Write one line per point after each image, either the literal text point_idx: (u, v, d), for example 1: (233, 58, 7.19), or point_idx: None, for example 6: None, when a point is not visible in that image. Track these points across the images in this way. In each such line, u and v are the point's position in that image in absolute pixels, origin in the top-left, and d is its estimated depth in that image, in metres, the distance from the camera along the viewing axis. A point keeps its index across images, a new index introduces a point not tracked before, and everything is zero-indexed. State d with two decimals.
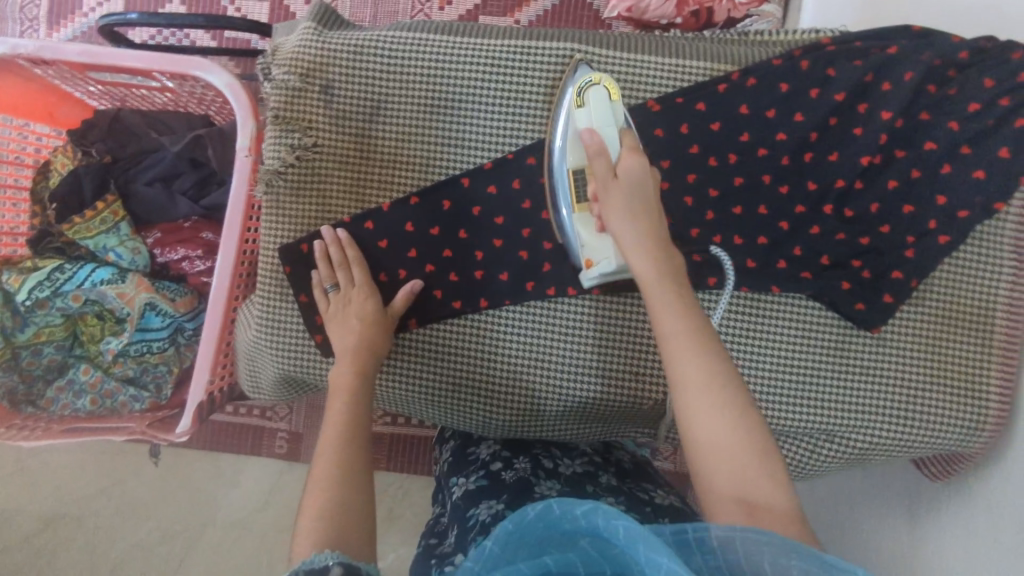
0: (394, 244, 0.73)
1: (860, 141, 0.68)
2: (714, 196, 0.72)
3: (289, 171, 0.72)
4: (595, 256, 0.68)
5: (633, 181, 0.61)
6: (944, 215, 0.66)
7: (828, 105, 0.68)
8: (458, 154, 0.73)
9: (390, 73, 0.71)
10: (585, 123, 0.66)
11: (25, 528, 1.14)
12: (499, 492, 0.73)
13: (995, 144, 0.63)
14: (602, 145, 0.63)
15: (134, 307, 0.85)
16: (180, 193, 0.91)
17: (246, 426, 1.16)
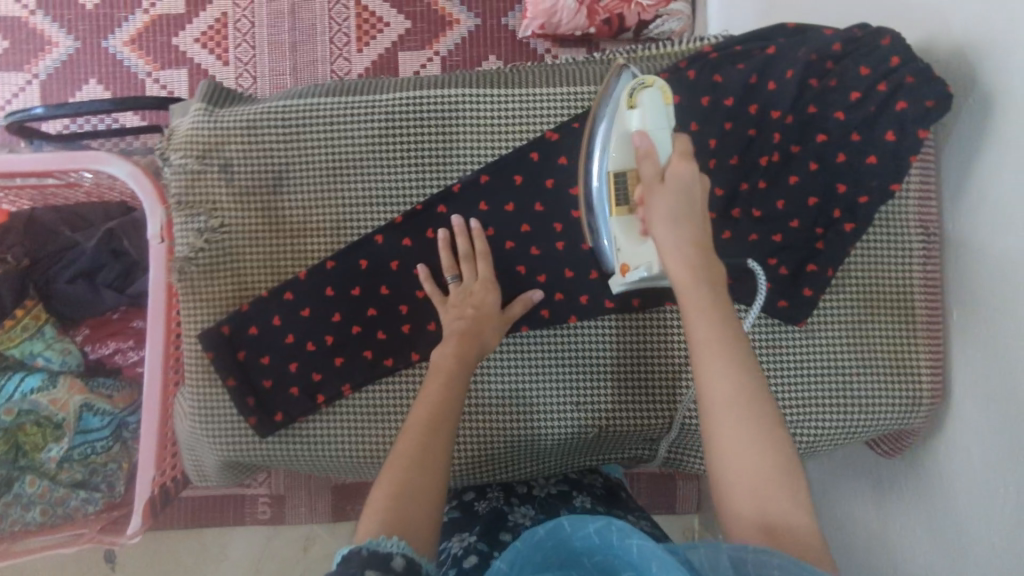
0: (316, 311, 0.71)
1: (756, 142, 0.70)
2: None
3: (201, 255, 0.71)
4: (631, 261, 0.65)
5: (681, 189, 0.58)
6: (847, 205, 0.69)
7: (721, 112, 0.70)
8: (367, 212, 0.72)
9: (287, 142, 0.71)
10: (636, 125, 0.61)
11: None
12: (472, 524, 0.72)
13: (881, 130, 0.66)
14: (652, 148, 0.59)
15: (69, 411, 0.82)
16: (103, 286, 0.89)
17: (224, 497, 1.15)
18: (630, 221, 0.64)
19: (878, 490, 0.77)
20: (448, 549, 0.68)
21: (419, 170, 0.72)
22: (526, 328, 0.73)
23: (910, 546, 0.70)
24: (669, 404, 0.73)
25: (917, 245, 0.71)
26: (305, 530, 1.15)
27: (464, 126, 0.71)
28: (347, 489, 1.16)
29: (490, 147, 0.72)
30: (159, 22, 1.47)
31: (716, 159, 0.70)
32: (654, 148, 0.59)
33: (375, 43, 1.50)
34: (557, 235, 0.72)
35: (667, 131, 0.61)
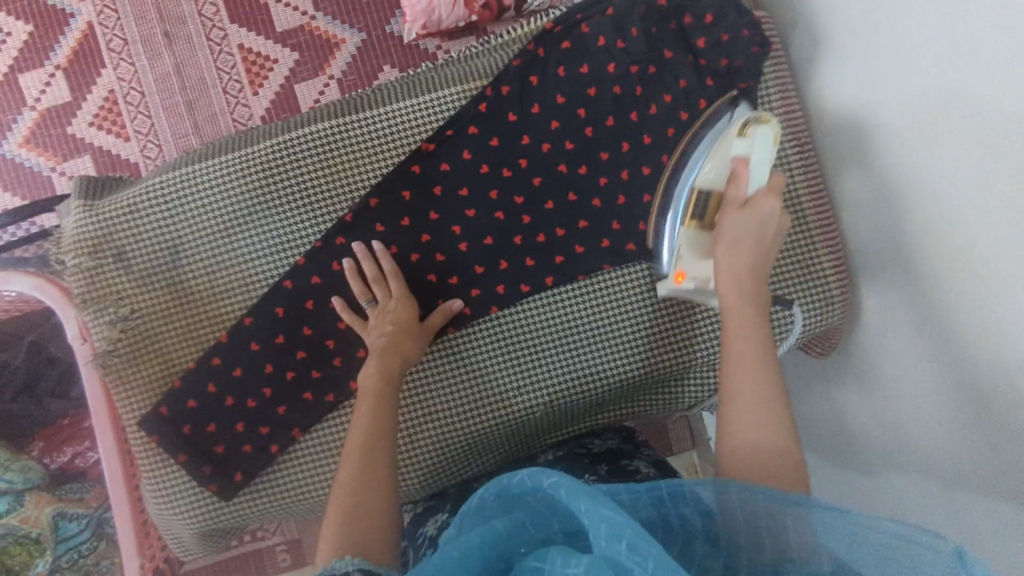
0: (247, 368, 0.72)
1: (625, 100, 0.73)
2: (522, 200, 0.74)
3: (119, 345, 0.71)
4: (686, 269, 0.68)
5: (763, 219, 0.62)
6: None
7: (582, 80, 0.73)
8: (269, 262, 0.73)
9: (172, 217, 0.72)
10: (740, 151, 0.65)
11: None
12: (446, 504, 0.75)
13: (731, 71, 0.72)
14: (738, 176, 0.64)
15: (43, 524, 0.82)
16: (47, 395, 0.89)
17: (242, 557, 1.16)
18: (700, 234, 0.67)
19: (821, 390, 0.81)
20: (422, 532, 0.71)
21: (309, 209, 0.73)
22: (453, 329, 0.74)
23: (862, 438, 0.73)
24: (604, 370, 0.75)
25: (794, 156, 0.74)
26: None
27: (339, 157, 0.73)
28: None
29: (372, 169, 0.73)
30: (48, 115, 1.45)
31: (593, 125, 0.73)
32: (744, 176, 0.64)
33: (268, 82, 1.49)
34: (460, 235, 0.74)
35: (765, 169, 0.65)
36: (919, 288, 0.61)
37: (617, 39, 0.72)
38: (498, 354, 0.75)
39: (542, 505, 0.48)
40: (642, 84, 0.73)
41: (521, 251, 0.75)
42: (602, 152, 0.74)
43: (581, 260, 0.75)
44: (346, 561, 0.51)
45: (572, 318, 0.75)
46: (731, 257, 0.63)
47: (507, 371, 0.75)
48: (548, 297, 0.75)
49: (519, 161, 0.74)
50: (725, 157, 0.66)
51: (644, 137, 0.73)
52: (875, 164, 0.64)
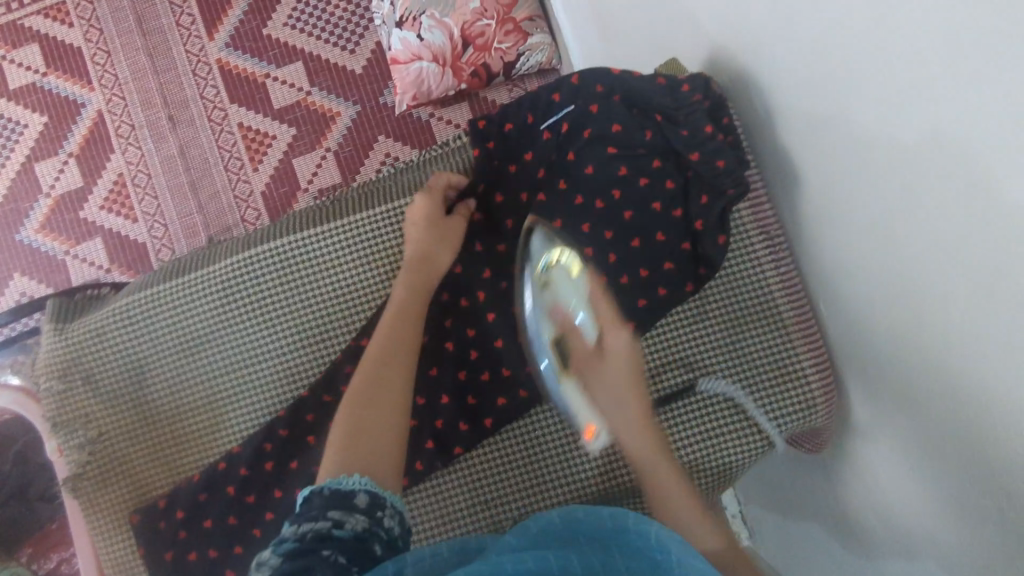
0: (232, 484, 0.71)
1: (549, 204, 0.71)
2: (465, 310, 0.74)
3: (89, 469, 0.73)
4: (596, 428, 0.63)
5: (617, 357, 0.60)
6: (677, 252, 0.69)
7: (529, 171, 0.73)
8: (229, 379, 0.73)
9: (136, 339, 0.73)
10: (553, 301, 0.61)
11: None
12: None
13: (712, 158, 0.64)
14: (569, 323, 0.59)
15: None
16: (38, 498, 0.92)
17: None
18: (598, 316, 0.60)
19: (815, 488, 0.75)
20: (357, 494, 0.52)
21: (271, 323, 0.73)
22: (421, 464, 0.71)
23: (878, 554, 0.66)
24: (575, 477, 0.71)
25: (763, 253, 0.69)
26: None
27: (298, 270, 0.73)
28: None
29: (331, 282, 0.73)
30: (63, 201, 1.40)
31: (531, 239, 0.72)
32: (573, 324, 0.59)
33: (267, 158, 1.42)
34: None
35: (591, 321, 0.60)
36: (900, 384, 0.57)
37: (580, 127, 0.71)
38: (467, 477, 0.72)
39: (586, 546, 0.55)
40: (579, 190, 0.70)
41: (473, 368, 0.73)
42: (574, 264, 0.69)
43: None
44: (354, 480, 0.53)
45: (543, 422, 0.72)
46: (621, 410, 0.60)
47: (476, 491, 0.72)
48: (529, 424, 0.72)
49: (431, 253, 0.71)
50: (553, 303, 0.61)
51: (585, 249, 0.68)
52: (848, 253, 0.60)
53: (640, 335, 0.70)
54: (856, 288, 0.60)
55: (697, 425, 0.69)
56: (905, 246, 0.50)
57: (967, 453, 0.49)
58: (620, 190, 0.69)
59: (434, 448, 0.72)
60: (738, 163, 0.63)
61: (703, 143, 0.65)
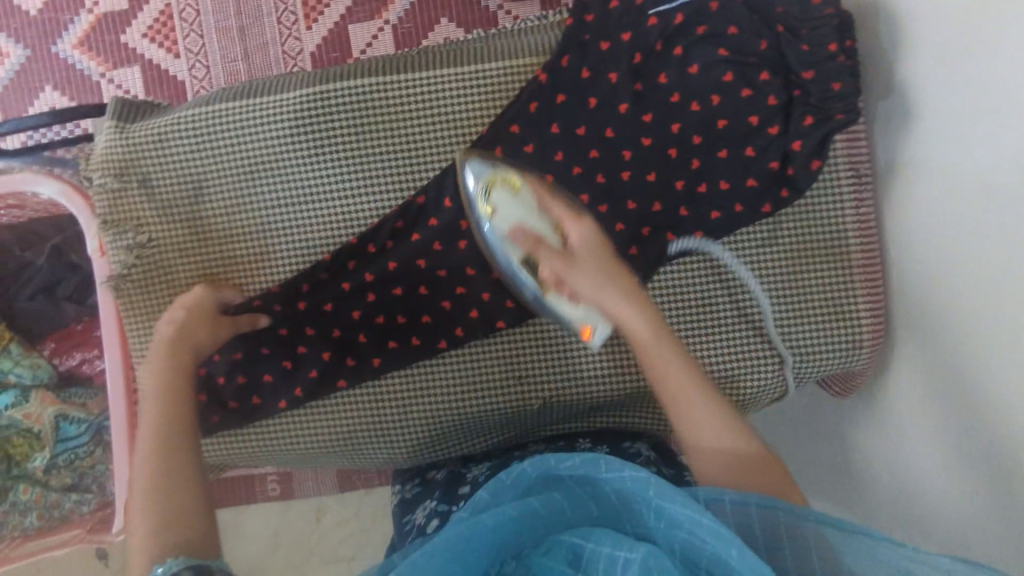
0: (274, 314, 0.73)
1: (643, 99, 0.70)
2: None
3: (134, 272, 0.73)
4: (592, 323, 0.68)
5: (592, 246, 0.67)
6: (763, 171, 0.70)
7: (624, 55, 0.70)
8: (287, 211, 0.72)
9: (199, 152, 0.71)
10: (512, 220, 0.67)
11: None
12: (431, 492, 0.75)
13: (829, 79, 0.64)
14: (535, 237, 0.67)
15: (44, 424, 0.87)
16: (64, 299, 0.93)
17: (233, 479, 1.20)
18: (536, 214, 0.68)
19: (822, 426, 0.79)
20: None
21: (338, 164, 0.71)
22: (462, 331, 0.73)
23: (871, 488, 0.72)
24: (613, 368, 0.73)
25: (846, 193, 0.70)
26: (316, 502, 1.20)
27: (373, 115, 0.71)
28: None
29: (404, 134, 0.71)
30: (105, 21, 1.25)
31: (615, 129, 0.71)
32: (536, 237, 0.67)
33: (324, 18, 1.27)
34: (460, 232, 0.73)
35: (529, 211, 0.67)
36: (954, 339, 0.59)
37: (693, 22, 0.68)
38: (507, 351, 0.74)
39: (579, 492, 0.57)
40: (679, 90, 0.70)
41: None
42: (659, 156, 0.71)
43: None
44: (166, 567, 0.51)
45: None
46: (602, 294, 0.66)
47: (513, 366, 0.74)
48: None
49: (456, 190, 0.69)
50: (507, 220, 0.67)
51: (669, 149, 0.71)
52: (938, 205, 0.60)
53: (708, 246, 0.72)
54: (931, 233, 0.62)
55: (741, 343, 0.72)
56: (1008, 203, 0.51)
57: (1003, 402, 0.52)
58: (721, 98, 0.69)
59: (477, 319, 0.73)
60: (855, 89, 0.64)
61: (821, 62, 0.64)
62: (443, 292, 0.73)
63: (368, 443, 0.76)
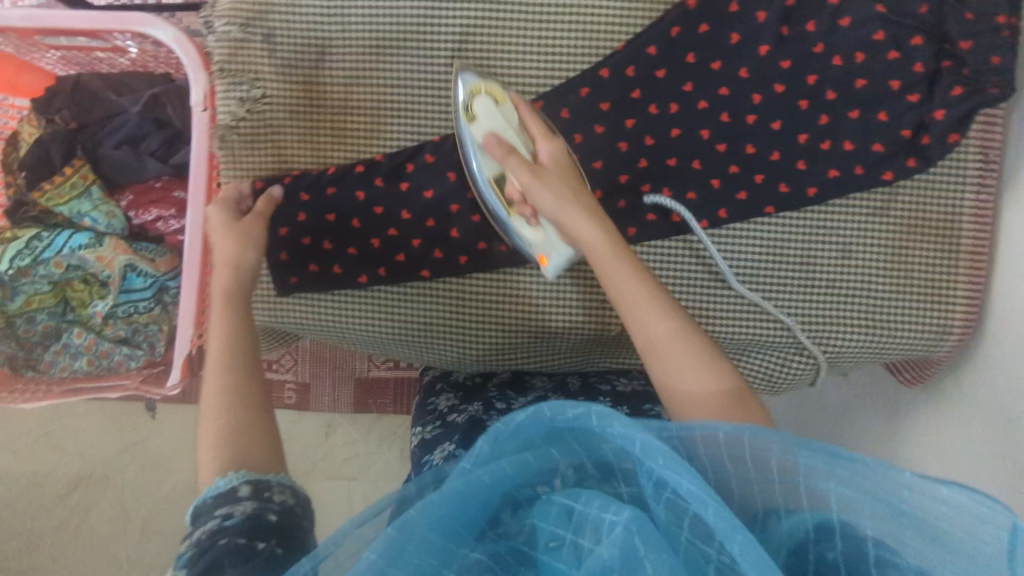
0: (371, 192, 0.73)
1: (786, 43, 0.67)
2: (654, 119, 0.69)
3: (242, 126, 0.72)
4: (546, 250, 0.67)
5: (560, 162, 0.63)
6: (894, 139, 0.67)
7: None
8: (406, 93, 0.71)
9: (330, 15, 0.70)
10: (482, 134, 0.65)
11: (56, 489, 1.19)
12: (452, 434, 0.71)
13: (987, 51, 0.62)
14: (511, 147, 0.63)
15: (114, 269, 0.87)
16: (147, 154, 0.92)
17: None
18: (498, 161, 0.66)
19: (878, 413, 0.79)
20: (237, 487, 0.51)
21: (465, 54, 0.70)
22: None
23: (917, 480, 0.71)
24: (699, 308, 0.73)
25: (972, 175, 0.69)
26: (327, 417, 1.18)
27: (512, 10, 0.69)
28: (369, 382, 1.18)
29: (538, 35, 0.69)
30: None
31: (750, 70, 0.68)
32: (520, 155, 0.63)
33: None
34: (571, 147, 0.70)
35: (505, 112, 0.65)
36: None
37: None
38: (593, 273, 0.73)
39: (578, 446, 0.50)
40: (824, 39, 0.66)
41: (635, 177, 0.70)
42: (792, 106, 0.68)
43: (711, 202, 0.71)
44: (231, 478, 0.52)
45: (691, 252, 0.72)
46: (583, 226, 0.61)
47: (598, 287, 0.73)
48: (674, 249, 0.72)
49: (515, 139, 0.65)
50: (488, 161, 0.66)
51: (800, 100, 0.68)
52: None
53: (819, 204, 0.70)
54: None
55: (830, 306, 0.72)
56: None
57: None
58: (867, 56, 0.66)
59: None
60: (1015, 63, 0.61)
61: (981, 33, 0.62)
62: None
63: (440, 338, 0.76)
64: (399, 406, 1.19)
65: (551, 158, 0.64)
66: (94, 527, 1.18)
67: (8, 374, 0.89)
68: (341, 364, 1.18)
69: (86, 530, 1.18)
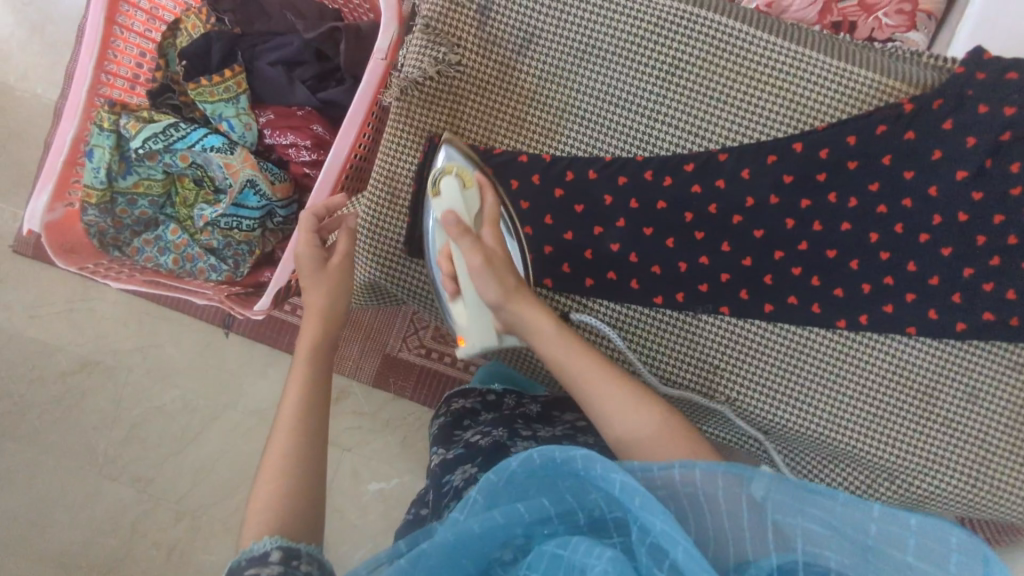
0: (524, 188, 0.72)
1: (984, 176, 0.66)
2: (827, 206, 0.69)
3: (427, 85, 0.72)
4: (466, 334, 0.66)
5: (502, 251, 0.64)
6: None
7: (997, 125, 0.64)
8: (594, 105, 0.71)
9: (549, 10, 0.70)
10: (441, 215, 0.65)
11: (61, 366, 1.11)
12: (474, 456, 0.67)
13: None
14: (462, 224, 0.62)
15: (237, 180, 0.86)
16: (299, 80, 0.90)
17: (286, 323, 1.10)
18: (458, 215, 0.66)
19: None
20: (270, 552, 0.50)
21: (665, 88, 0.70)
22: (682, 297, 0.71)
23: None
24: (807, 401, 0.70)
25: None
26: (343, 383, 1.12)
27: (725, 61, 0.70)
28: (396, 363, 1.11)
29: (742, 93, 0.70)
30: None
31: (940, 191, 0.66)
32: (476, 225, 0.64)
33: None
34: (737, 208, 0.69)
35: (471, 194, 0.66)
36: None
37: None
38: (707, 333, 0.71)
39: (566, 491, 0.47)
40: None
41: (790, 256, 0.69)
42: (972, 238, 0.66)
43: (856, 306, 0.69)
44: (266, 541, 0.51)
45: (818, 345, 0.70)
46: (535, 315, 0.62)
47: (712, 349, 0.71)
48: (802, 336, 0.70)
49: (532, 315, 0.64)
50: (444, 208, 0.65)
51: (978, 235, 0.66)
52: None
53: (962, 341, 0.68)
54: None
55: (941, 444, 0.69)
56: None
57: None
58: None
59: (703, 293, 0.70)
60: None
61: None
62: (686, 253, 0.71)
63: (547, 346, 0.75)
64: (417, 395, 1.11)
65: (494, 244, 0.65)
66: (83, 417, 1.11)
67: (97, 249, 0.88)
68: (376, 336, 1.12)
69: (75, 416, 1.10)
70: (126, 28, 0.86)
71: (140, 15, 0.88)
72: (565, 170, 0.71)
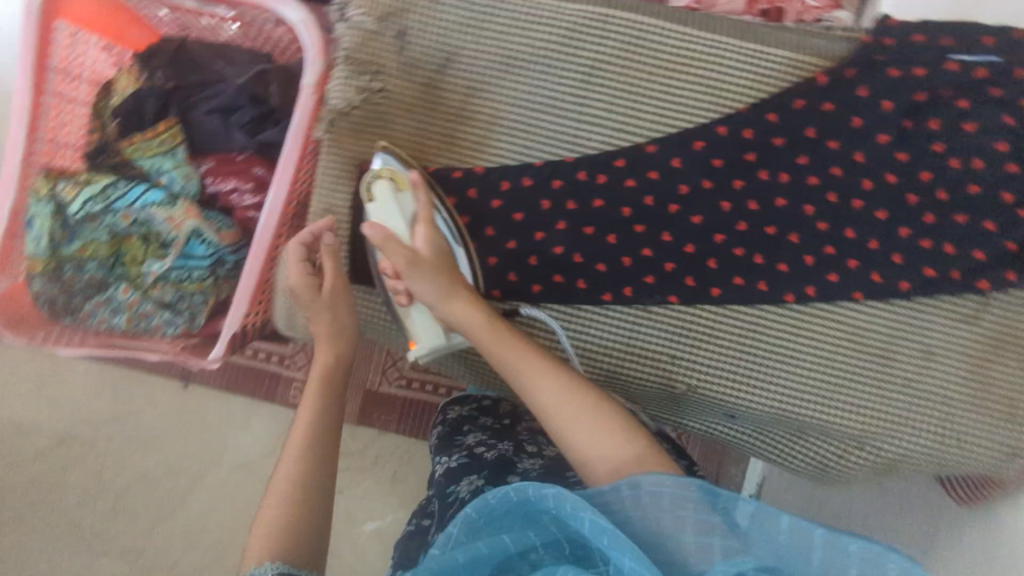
0: (462, 203, 0.73)
1: (906, 136, 0.67)
2: (760, 184, 0.70)
3: (355, 114, 0.72)
4: (419, 337, 0.67)
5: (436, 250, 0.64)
6: (998, 251, 0.66)
7: (911, 86, 0.66)
8: (522, 114, 0.72)
9: (465, 28, 0.71)
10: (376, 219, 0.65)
11: (35, 445, 1.09)
12: (481, 468, 0.66)
13: None
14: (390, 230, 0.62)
15: (181, 232, 0.86)
16: (237, 125, 0.90)
17: (262, 371, 1.08)
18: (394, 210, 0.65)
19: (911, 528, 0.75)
20: None
21: (588, 89, 0.71)
22: (630, 292, 0.71)
23: None
24: (766, 378, 0.70)
25: None
26: None
27: (643, 57, 0.71)
28: (378, 398, 1.09)
29: (664, 86, 0.71)
30: None
31: (866, 156, 0.68)
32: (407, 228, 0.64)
33: None
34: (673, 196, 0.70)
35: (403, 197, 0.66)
36: None
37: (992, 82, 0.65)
38: (658, 323, 0.71)
39: (556, 529, 0.48)
40: (946, 140, 0.66)
41: (731, 238, 0.70)
42: (901, 199, 0.68)
43: (803, 278, 0.69)
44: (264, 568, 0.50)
45: (770, 321, 0.70)
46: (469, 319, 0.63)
47: (666, 339, 0.71)
48: (754, 315, 0.70)
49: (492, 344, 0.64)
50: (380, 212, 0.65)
51: (909, 194, 0.67)
52: None
53: (909, 299, 0.69)
54: None
55: (903, 405, 0.69)
56: None
57: None
58: (985, 164, 0.66)
59: (649, 285, 0.71)
60: None
61: None
62: (629, 246, 0.71)
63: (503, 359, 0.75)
64: (403, 427, 1.09)
65: (428, 248, 0.64)
66: (65, 494, 1.08)
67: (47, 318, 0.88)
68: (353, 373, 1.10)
69: (57, 495, 1.07)
70: (57, 95, 0.87)
71: (70, 82, 0.89)
72: (501, 180, 0.72)
